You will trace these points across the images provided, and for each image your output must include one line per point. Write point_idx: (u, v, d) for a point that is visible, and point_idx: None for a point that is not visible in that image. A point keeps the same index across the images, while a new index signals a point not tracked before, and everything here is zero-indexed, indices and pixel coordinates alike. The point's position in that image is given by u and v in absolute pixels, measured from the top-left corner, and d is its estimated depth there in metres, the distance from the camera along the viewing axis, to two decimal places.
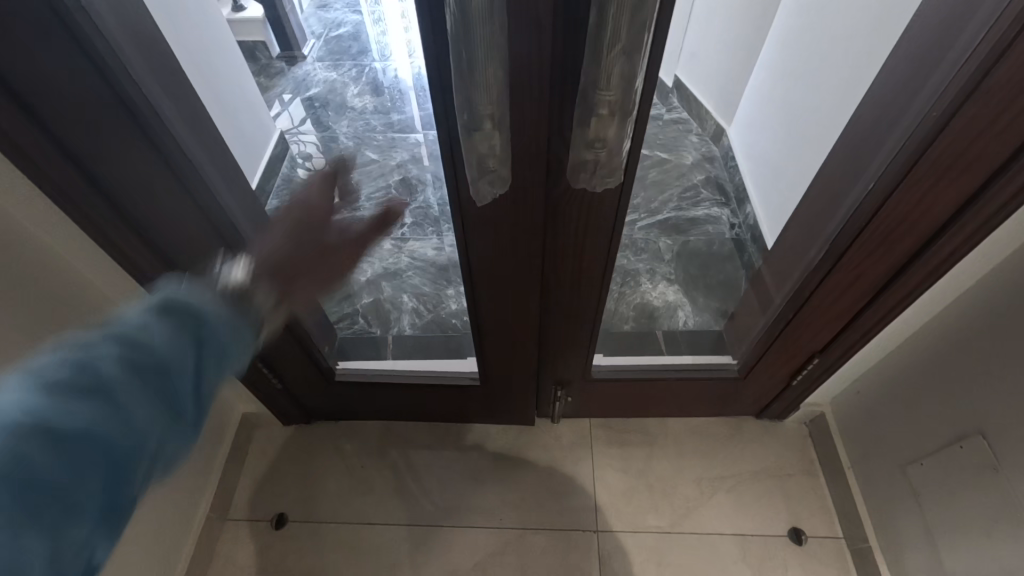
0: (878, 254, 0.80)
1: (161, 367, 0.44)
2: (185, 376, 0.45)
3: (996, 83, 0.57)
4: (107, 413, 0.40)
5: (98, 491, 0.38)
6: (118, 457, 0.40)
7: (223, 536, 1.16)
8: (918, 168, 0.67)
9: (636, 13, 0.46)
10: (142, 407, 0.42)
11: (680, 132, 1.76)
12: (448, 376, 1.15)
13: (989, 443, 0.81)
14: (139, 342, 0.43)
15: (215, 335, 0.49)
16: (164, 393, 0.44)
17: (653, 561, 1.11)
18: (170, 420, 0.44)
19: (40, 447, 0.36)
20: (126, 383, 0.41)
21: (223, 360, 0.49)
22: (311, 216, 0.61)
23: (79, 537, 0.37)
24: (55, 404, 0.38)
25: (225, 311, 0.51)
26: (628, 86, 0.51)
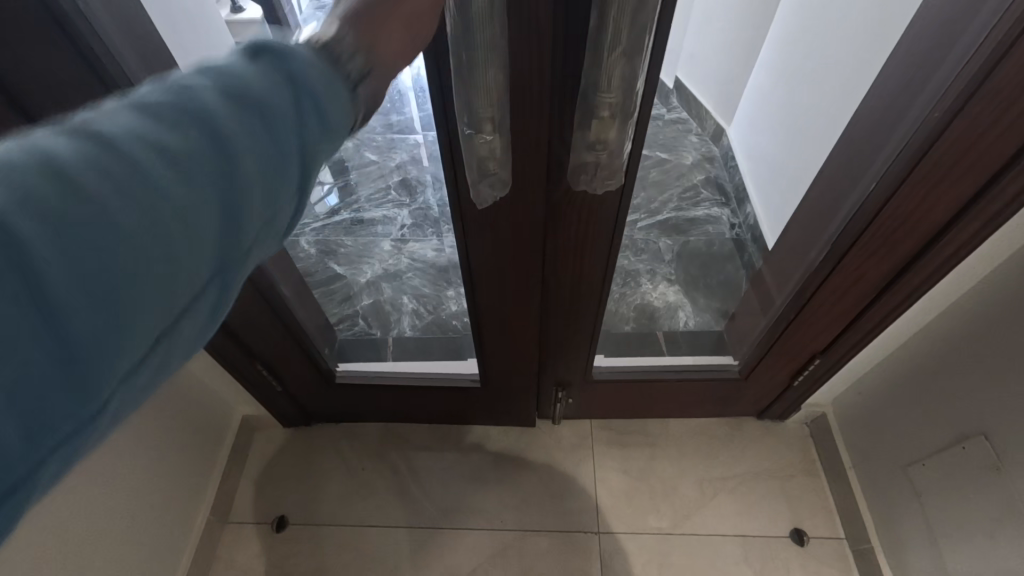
0: (878, 256, 0.80)
1: (273, 114, 0.30)
2: (308, 138, 0.31)
3: (998, 83, 0.57)
4: (209, 159, 0.27)
5: (198, 262, 0.27)
6: (221, 227, 0.28)
7: (223, 539, 1.16)
8: (919, 169, 0.67)
9: (636, 16, 0.45)
10: (252, 161, 0.29)
11: (680, 132, 1.78)
12: (448, 378, 1.14)
13: (992, 444, 0.80)
14: (251, 77, 0.30)
15: (343, 96, 0.33)
16: (281, 153, 0.30)
17: (654, 563, 1.11)
18: (286, 192, 0.31)
19: (127, 181, 0.25)
20: (236, 123, 0.28)
21: (330, 121, 0.32)
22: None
23: (177, 310, 0.27)
24: (144, 132, 0.26)
25: (348, 75, 0.34)
26: (629, 88, 0.51)
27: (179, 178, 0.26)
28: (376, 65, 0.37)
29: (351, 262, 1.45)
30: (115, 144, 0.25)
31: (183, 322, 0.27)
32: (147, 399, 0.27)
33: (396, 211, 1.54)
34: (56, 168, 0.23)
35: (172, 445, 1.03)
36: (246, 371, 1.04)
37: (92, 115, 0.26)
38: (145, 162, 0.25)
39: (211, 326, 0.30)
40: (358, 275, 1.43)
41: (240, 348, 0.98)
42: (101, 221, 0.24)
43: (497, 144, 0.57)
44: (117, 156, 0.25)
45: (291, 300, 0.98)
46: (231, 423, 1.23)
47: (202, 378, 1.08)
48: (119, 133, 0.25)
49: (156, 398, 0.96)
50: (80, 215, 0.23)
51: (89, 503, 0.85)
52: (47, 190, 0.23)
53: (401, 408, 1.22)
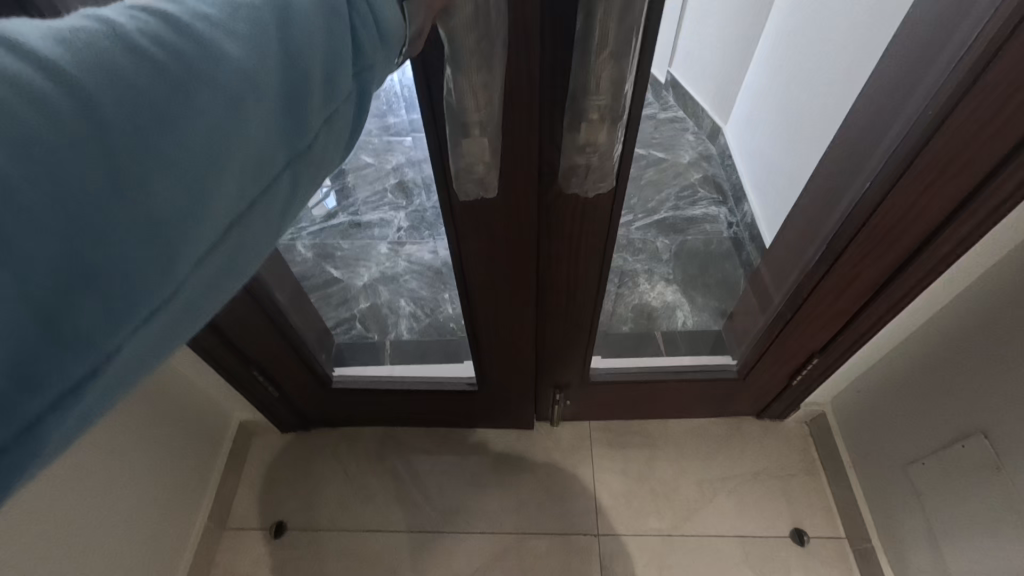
0: (874, 255, 0.79)
1: (336, 7, 0.28)
2: (365, 40, 0.30)
3: (992, 78, 0.56)
4: (277, 43, 0.26)
5: (262, 158, 0.26)
6: (284, 123, 0.27)
7: (221, 546, 1.15)
8: (916, 166, 0.66)
9: (622, 18, 0.44)
10: (314, 55, 0.27)
11: (676, 130, 1.78)
12: (447, 383, 1.14)
13: (991, 443, 0.80)
14: None
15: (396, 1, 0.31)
16: (341, 51, 0.28)
17: (655, 565, 1.10)
18: (346, 93, 0.29)
19: (197, 53, 0.23)
20: (302, 14, 0.26)
21: (385, 27, 0.31)
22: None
23: (240, 207, 0.25)
24: (213, 6, 0.24)
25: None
26: (618, 91, 0.50)
27: (249, 62, 0.24)
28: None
29: (347, 266, 1.44)
30: (181, 14, 0.23)
31: (247, 223, 0.26)
32: (213, 300, 0.26)
33: (392, 213, 1.53)
34: (125, 28, 0.21)
35: (169, 453, 1.02)
36: (242, 377, 1.04)
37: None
38: (216, 37, 0.23)
39: (269, 232, 0.28)
40: (354, 279, 1.42)
41: (236, 354, 0.97)
42: (176, 96, 0.22)
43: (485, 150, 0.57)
44: (185, 25, 0.23)
45: (286, 306, 0.98)
46: (229, 429, 1.23)
47: (199, 384, 1.08)
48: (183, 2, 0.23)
49: (152, 407, 0.95)
50: (152, 85, 0.21)
51: (87, 515, 0.85)
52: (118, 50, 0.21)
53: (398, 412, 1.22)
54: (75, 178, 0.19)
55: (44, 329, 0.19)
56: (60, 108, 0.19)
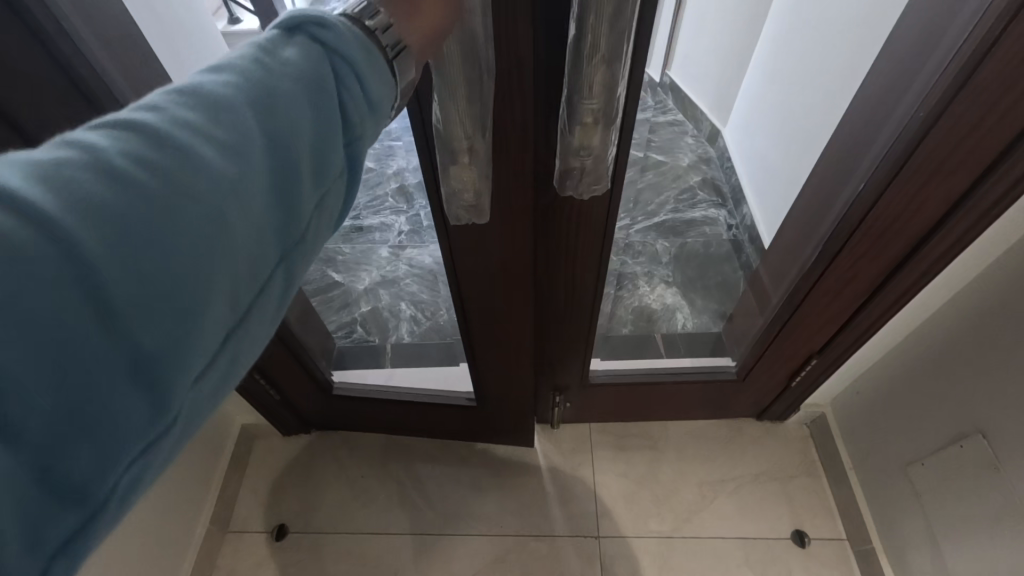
0: (869, 257, 0.80)
1: (319, 90, 0.29)
2: (352, 114, 0.31)
3: (980, 81, 0.57)
4: (261, 147, 0.27)
5: (255, 259, 0.27)
6: (274, 216, 0.28)
7: (223, 548, 1.16)
8: (910, 167, 0.67)
9: (615, 22, 0.45)
10: (300, 142, 0.28)
11: (675, 134, 1.80)
12: (442, 396, 1.14)
13: (988, 441, 0.80)
14: (293, 54, 0.29)
15: (386, 69, 0.32)
16: (327, 134, 0.29)
17: (656, 567, 1.10)
18: (335, 173, 0.30)
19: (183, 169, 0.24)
20: (283, 112, 0.28)
21: (371, 97, 0.32)
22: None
23: (239, 312, 0.27)
24: (196, 123, 0.25)
25: (386, 48, 0.32)
26: (611, 94, 0.50)
27: (232, 173, 0.25)
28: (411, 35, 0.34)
29: (349, 270, 1.46)
30: (165, 134, 0.24)
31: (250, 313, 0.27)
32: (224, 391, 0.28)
33: (393, 217, 1.55)
34: (111, 166, 0.22)
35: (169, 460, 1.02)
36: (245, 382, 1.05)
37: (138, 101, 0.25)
38: (200, 155, 0.25)
39: (274, 317, 0.30)
40: (356, 282, 1.43)
41: None
42: (164, 221, 0.23)
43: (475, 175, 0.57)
44: (169, 149, 0.24)
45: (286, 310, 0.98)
46: (231, 432, 1.23)
47: None
48: (169, 127, 0.24)
49: None
50: (140, 217, 0.22)
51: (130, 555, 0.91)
52: (105, 191, 0.22)
53: (394, 420, 1.21)
54: (67, 321, 0.20)
55: (47, 463, 0.20)
56: (53, 249, 0.20)
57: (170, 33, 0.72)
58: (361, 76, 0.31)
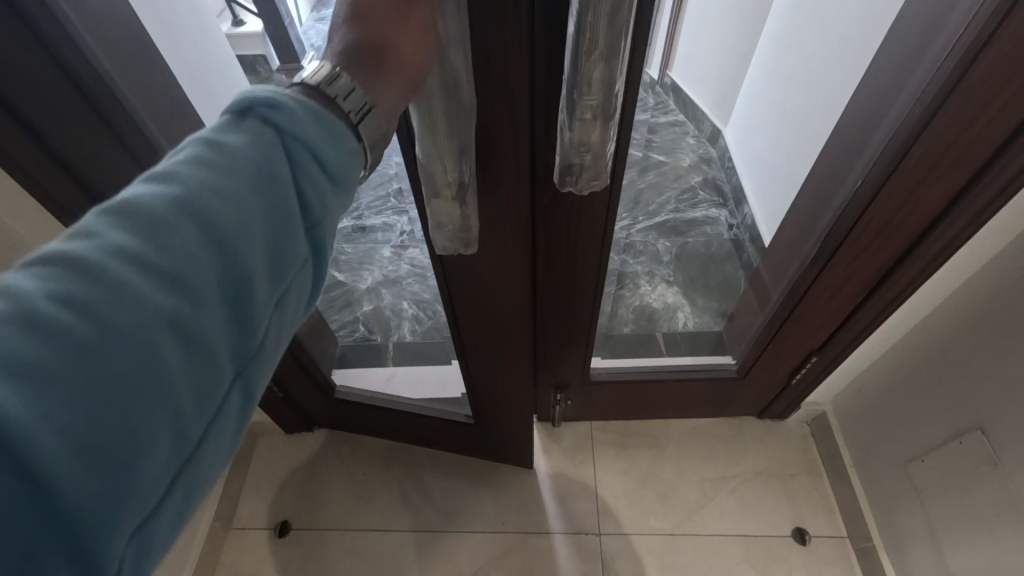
0: (866, 255, 0.81)
1: (270, 184, 0.30)
2: (309, 199, 0.32)
3: (977, 76, 0.57)
4: (208, 259, 0.28)
5: (209, 371, 0.28)
6: (227, 323, 0.29)
7: (227, 545, 1.17)
8: (905, 165, 0.67)
9: (613, 19, 0.45)
10: (250, 246, 0.29)
11: (676, 134, 1.81)
12: (440, 411, 1.14)
13: (988, 438, 0.81)
14: (241, 152, 0.30)
15: (347, 135, 0.33)
16: (282, 223, 0.31)
17: (657, 564, 1.11)
18: (292, 264, 0.31)
19: (127, 302, 0.25)
20: (231, 220, 0.29)
21: (329, 180, 0.33)
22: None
23: (195, 429, 0.27)
24: (137, 249, 0.26)
25: (350, 113, 0.33)
26: (609, 92, 0.51)
27: (173, 296, 0.26)
28: (378, 96, 0.35)
29: (352, 270, 1.47)
30: (104, 269, 0.25)
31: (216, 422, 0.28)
32: (197, 498, 0.29)
33: (395, 217, 1.54)
34: (46, 315, 0.23)
35: None
36: None
37: (76, 230, 0.26)
38: (139, 284, 0.26)
39: (242, 417, 0.30)
40: (358, 282, 1.44)
41: None
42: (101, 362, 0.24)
43: (459, 213, 0.58)
44: (107, 283, 0.25)
45: None
46: None
47: None
48: (108, 259, 0.25)
49: None
50: (76, 363, 0.23)
51: None
52: (38, 342, 0.23)
53: (393, 426, 1.21)
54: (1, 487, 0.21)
55: None
56: None
57: (172, 31, 0.73)
58: (316, 154, 0.32)
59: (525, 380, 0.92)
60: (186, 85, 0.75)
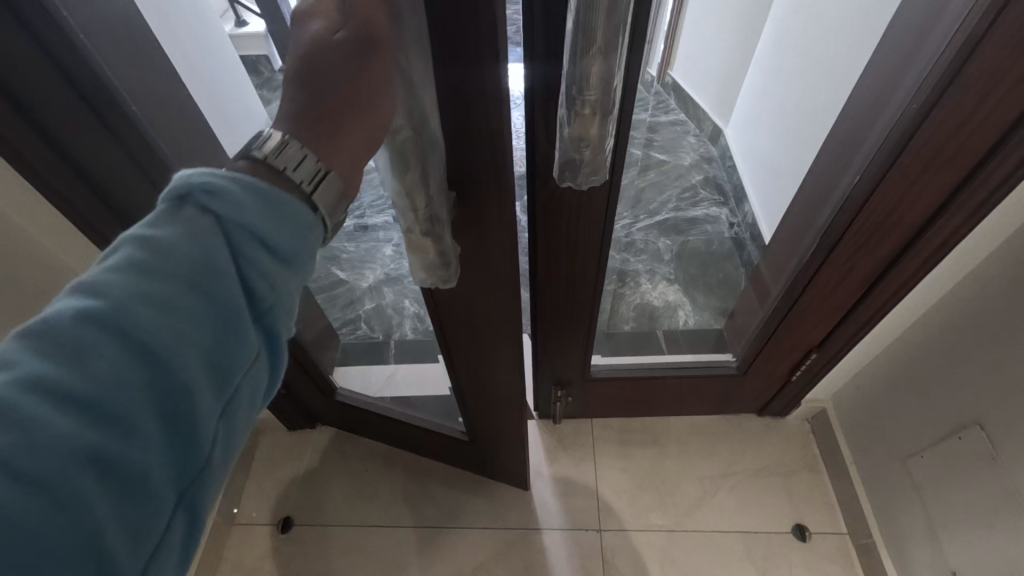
0: (864, 251, 0.81)
1: (210, 281, 0.30)
2: (258, 287, 0.31)
3: (974, 71, 0.58)
4: (143, 374, 0.27)
5: (149, 491, 0.27)
6: (167, 436, 0.28)
7: (230, 541, 1.18)
8: (902, 161, 0.68)
9: (612, 14, 0.46)
10: (190, 352, 0.28)
11: (678, 134, 1.81)
12: (435, 425, 1.13)
13: (987, 433, 0.81)
14: (177, 251, 0.29)
15: (302, 207, 0.33)
16: (228, 319, 0.30)
17: (657, 561, 1.11)
18: (243, 360, 0.31)
19: (45, 443, 0.24)
20: (168, 329, 0.28)
21: (277, 264, 0.32)
22: (332, 35, 0.35)
23: (137, 552, 0.27)
24: (61, 376, 0.25)
25: (301, 183, 0.33)
26: (608, 87, 0.52)
27: (102, 421, 0.26)
28: (338, 161, 0.36)
29: (352, 268, 1.47)
30: (24, 404, 0.24)
31: (159, 552, 0.28)
32: None
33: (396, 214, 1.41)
34: None
35: None
36: None
37: None
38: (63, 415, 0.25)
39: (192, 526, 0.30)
40: (359, 280, 1.45)
41: None
42: (21, 508, 0.23)
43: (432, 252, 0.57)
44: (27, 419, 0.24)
45: None
46: None
47: None
48: (27, 392, 0.24)
49: None
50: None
51: None
52: None
53: (392, 433, 1.21)
54: None
55: None
56: None
57: (173, 29, 0.73)
58: (263, 238, 0.31)
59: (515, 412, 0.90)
60: (190, 83, 0.76)
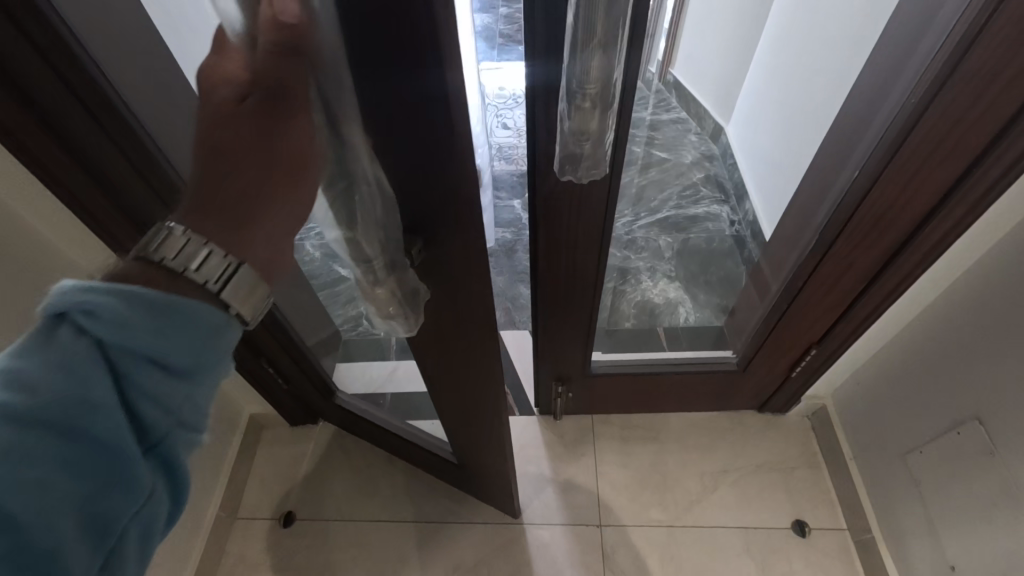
0: (864, 246, 0.82)
1: (92, 416, 0.30)
2: (146, 414, 0.32)
3: (970, 67, 0.58)
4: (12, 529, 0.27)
5: None
6: None
7: (233, 535, 1.18)
8: (901, 156, 0.68)
9: (610, 7, 0.47)
10: (65, 499, 0.29)
11: (680, 131, 1.78)
12: (425, 441, 1.13)
13: (986, 429, 0.81)
14: (52, 391, 0.30)
15: (211, 309, 0.35)
16: (111, 454, 0.31)
17: (657, 556, 1.12)
18: (132, 494, 0.31)
19: None
20: (41, 476, 0.28)
21: (167, 389, 0.33)
22: (239, 106, 0.37)
23: None
24: None
25: (208, 282, 0.35)
26: (608, 79, 0.53)
27: None
28: (247, 252, 0.37)
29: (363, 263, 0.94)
30: None
31: None
32: None
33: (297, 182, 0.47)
34: None
35: None
36: (253, 368, 1.10)
37: None
38: None
39: None
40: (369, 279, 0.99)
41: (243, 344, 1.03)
42: None
43: (393, 281, 0.54)
44: None
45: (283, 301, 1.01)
46: (240, 422, 1.25)
47: None
48: None
49: None
50: None
51: None
52: None
53: (385, 440, 1.22)
54: None
55: None
56: None
57: None
58: (154, 356, 0.32)
59: (491, 446, 0.89)
60: None
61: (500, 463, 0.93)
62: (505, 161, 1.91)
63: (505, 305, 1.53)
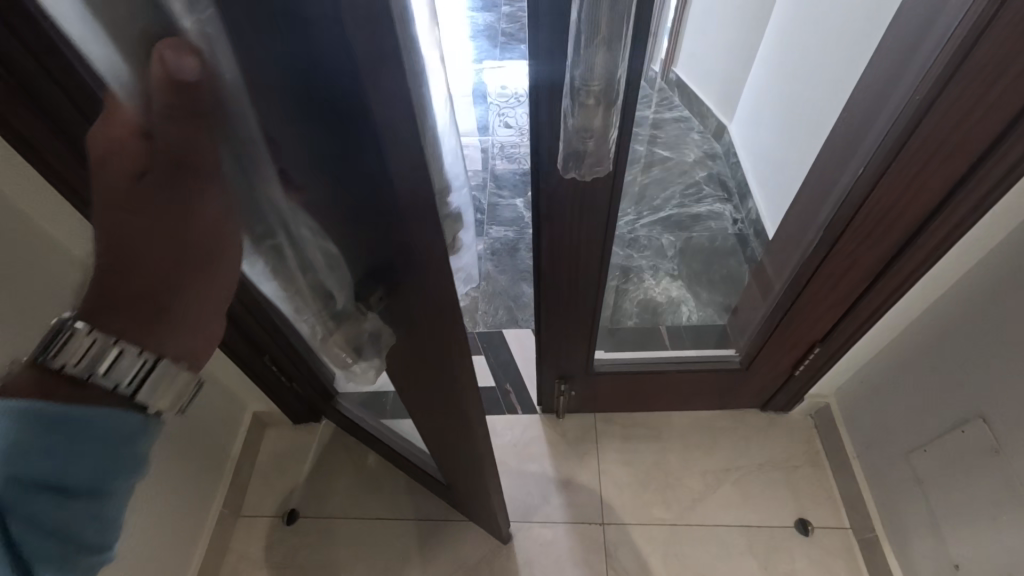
0: (868, 243, 0.81)
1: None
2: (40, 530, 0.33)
3: (974, 65, 0.58)
4: None
5: None
6: None
7: (235, 532, 1.19)
8: (903, 155, 0.68)
9: (615, 4, 0.47)
10: None
11: (682, 130, 1.73)
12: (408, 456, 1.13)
13: (990, 426, 0.81)
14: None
15: (126, 414, 0.36)
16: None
17: (660, 555, 1.12)
18: None
19: None
20: None
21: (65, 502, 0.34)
22: (142, 178, 0.35)
23: None
24: None
25: (120, 384, 0.35)
26: (612, 76, 0.53)
27: None
28: (170, 340, 0.38)
29: None
30: None
31: None
32: None
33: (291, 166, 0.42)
34: None
35: (187, 443, 1.05)
36: (256, 366, 1.10)
37: None
38: None
39: None
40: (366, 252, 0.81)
41: (246, 341, 1.03)
42: None
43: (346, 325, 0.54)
44: None
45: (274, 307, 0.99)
46: (243, 419, 1.25)
47: (218, 375, 1.11)
48: None
49: None
50: None
51: None
52: None
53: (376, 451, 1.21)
54: None
55: None
56: None
57: None
58: (49, 474, 0.33)
59: (465, 472, 0.89)
60: None
61: (487, 494, 0.90)
62: (507, 161, 1.90)
63: (508, 303, 1.53)
